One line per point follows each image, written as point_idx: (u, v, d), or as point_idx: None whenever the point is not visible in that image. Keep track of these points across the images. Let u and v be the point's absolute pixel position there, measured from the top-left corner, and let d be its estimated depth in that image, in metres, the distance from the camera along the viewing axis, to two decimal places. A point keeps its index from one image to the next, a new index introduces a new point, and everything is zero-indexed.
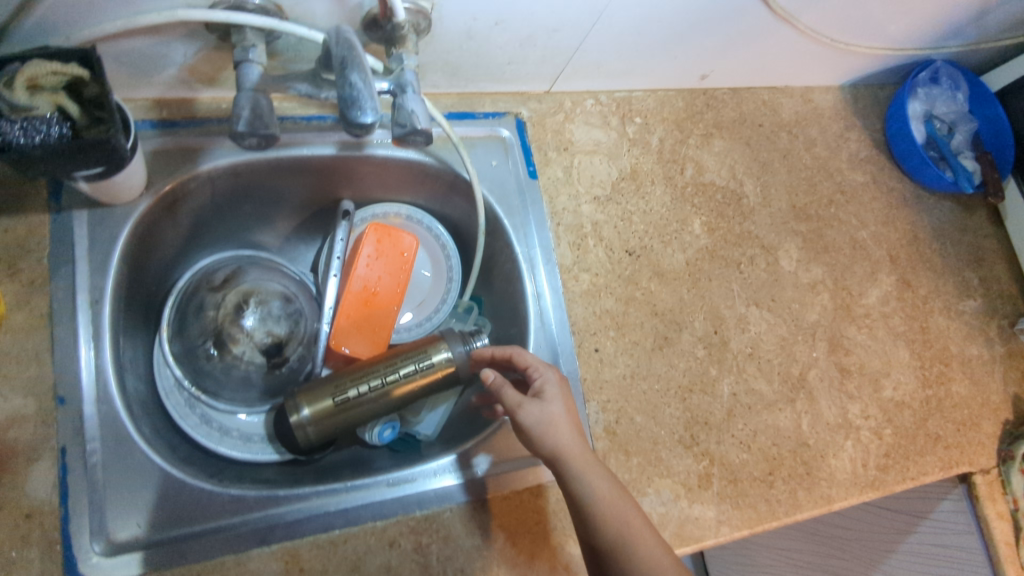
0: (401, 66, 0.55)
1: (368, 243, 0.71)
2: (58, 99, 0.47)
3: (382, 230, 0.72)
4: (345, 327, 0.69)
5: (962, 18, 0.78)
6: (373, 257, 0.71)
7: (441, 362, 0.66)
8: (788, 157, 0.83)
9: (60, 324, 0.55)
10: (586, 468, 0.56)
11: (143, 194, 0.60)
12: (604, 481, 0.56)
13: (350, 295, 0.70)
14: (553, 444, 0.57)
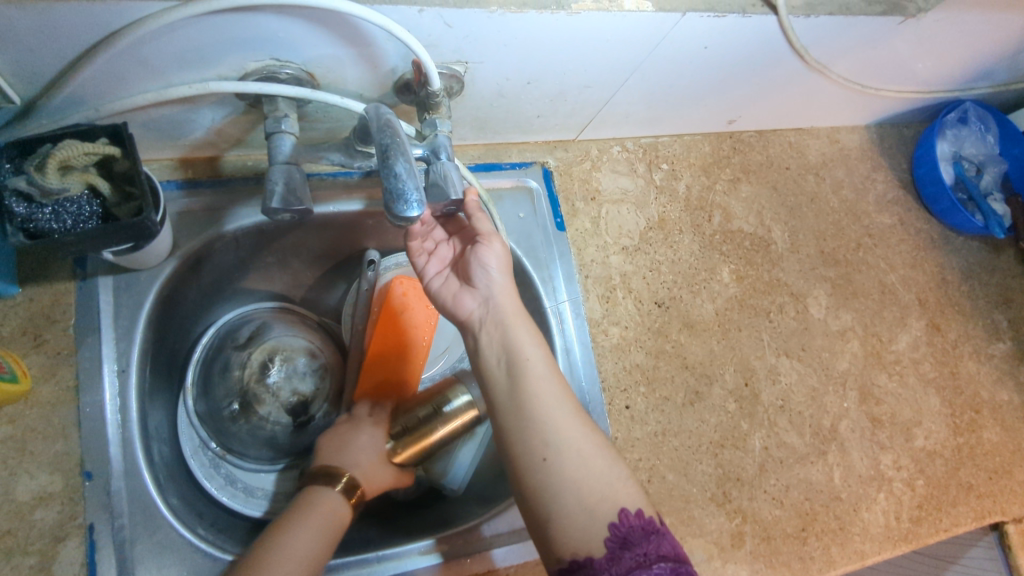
0: (435, 131, 0.54)
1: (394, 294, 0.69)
2: (89, 178, 0.46)
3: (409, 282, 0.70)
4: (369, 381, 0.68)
5: (992, 62, 0.77)
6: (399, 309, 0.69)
7: (461, 404, 0.64)
8: (815, 201, 0.82)
9: (87, 394, 0.54)
10: (556, 397, 0.52)
11: (169, 257, 0.59)
12: (574, 419, 0.52)
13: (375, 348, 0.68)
14: (519, 364, 0.52)
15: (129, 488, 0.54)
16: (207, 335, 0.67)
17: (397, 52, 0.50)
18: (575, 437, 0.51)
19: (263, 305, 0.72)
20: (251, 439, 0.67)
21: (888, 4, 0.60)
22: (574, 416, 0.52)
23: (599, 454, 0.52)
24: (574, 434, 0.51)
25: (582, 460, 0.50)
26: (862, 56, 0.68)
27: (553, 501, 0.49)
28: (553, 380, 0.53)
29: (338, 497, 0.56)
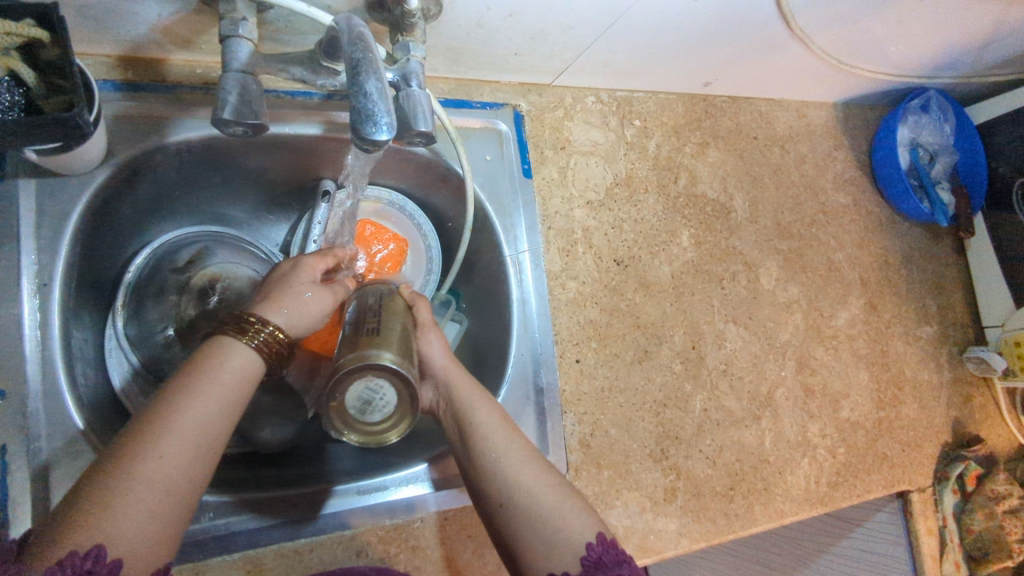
0: (407, 56, 0.50)
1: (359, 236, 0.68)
2: (11, 63, 0.41)
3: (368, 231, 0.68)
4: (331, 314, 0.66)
5: (960, 53, 0.79)
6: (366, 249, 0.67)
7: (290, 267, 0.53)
8: (778, 173, 0.82)
9: (2, 307, 0.49)
10: (495, 437, 0.51)
11: (101, 165, 0.54)
12: (520, 451, 0.51)
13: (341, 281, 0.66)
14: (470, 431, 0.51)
15: (48, 409, 0.50)
16: (143, 255, 0.61)
17: None
18: (519, 468, 0.50)
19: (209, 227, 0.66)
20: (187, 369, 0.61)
21: None
22: (514, 447, 0.51)
23: (547, 478, 0.50)
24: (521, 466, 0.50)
25: (533, 488, 0.49)
26: (843, 30, 0.67)
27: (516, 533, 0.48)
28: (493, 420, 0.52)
29: (250, 353, 0.44)
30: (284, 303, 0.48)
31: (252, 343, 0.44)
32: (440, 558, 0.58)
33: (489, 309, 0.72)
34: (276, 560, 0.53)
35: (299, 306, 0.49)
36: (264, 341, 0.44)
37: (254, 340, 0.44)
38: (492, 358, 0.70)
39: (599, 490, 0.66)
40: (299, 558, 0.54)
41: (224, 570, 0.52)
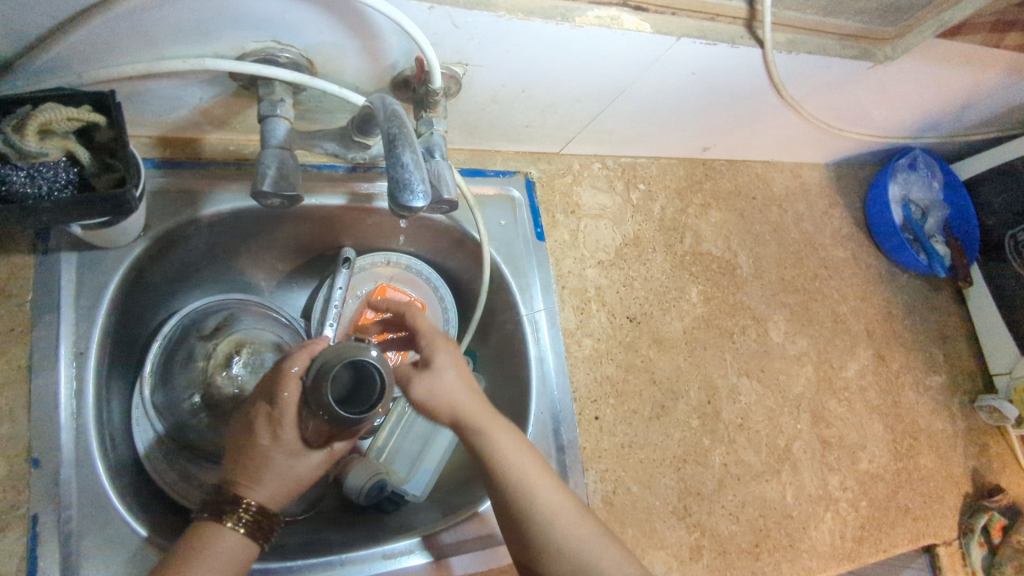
0: (431, 130, 0.54)
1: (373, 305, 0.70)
2: (69, 144, 0.43)
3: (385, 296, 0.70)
4: None
5: (941, 115, 0.84)
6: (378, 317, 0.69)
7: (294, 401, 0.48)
8: (778, 231, 0.86)
9: (41, 376, 0.51)
10: (532, 480, 0.50)
11: (138, 238, 0.56)
12: (554, 493, 0.50)
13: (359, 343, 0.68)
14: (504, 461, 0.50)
15: (79, 478, 0.50)
16: (170, 322, 0.63)
17: (401, 47, 0.50)
18: (554, 511, 0.49)
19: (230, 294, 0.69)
20: (209, 431, 0.63)
21: (859, 50, 0.64)
22: (548, 487, 0.50)
23: (578, 518, 0.50)
24: (556, 510, 0.49)
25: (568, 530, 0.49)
26: (831, 97, 0.72)
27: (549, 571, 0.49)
28: (528, 462, 0.51)
29: (236, 538, 0.45)
30: (267, 483, 0.48)
31: (236, 528, 0.45)
32: None
33: (506, 369, 0.74)
34: None
35: (282, 479, 0.48)
36: (248, 523, 0.46)
37: (238, 525, 0.45)
38: (511, 418, 0.71)
39: None
40: None
41: None
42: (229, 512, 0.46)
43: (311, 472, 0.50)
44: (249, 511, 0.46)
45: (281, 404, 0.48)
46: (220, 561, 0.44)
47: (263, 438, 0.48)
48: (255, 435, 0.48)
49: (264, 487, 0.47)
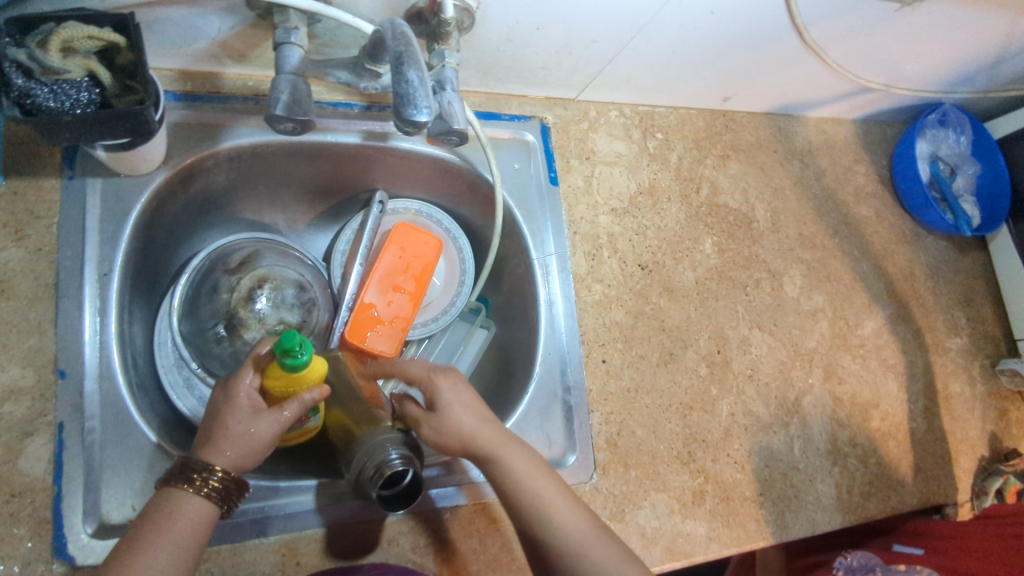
0: (442, 63, 0.54)
1: (395, 237, 0.69)
2: (90, 64, 0.44)
3: (405, 230, 0.69)
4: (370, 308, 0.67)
5: (976, 67, 0.81)
6: (397, 250, 0.69)
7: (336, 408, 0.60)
8: (798, 186, 0.84)
9: (66, 295, 0.53)
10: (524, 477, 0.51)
11: (159, 166, 0.58)
12: (573, 516, 0.50)
13: (378, 273, 0.68)
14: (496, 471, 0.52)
15: (102, 391, 0.53)
16: (198, 256, 0.65)
17: None
18: (551, 508, 0.50)
19: (258, 233, 0.71)
20: (233, 363, 0.65)
21: None
22: (565, 510, 0.50)
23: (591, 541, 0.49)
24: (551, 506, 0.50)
25: (585, 550, 0.49)
26: (857, 43, 0.70)
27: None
28: (521, 463, 0.52)
29: (198, 501, 0.46)
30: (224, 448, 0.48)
31: (199, 493, 0.46)
32: (470, 550, 0.59)
33: (517, 314, 0.75)
34: (311, 545, 0.55)
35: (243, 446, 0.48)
36: (214, 491, 0.46)
37: (200, 490, 0.46)
38: (519, 361, 0.72)
39: (627, 490, 0.66)
40: (332, 543, 0.55)
41: (262, 553, 0.54)
42: (195, 476, 0.46)
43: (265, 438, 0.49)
44: (217, 477, 0.47)
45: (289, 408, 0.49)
46: (182, 524, 0.45)
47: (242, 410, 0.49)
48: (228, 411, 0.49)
49: (223, 453, 0.48)
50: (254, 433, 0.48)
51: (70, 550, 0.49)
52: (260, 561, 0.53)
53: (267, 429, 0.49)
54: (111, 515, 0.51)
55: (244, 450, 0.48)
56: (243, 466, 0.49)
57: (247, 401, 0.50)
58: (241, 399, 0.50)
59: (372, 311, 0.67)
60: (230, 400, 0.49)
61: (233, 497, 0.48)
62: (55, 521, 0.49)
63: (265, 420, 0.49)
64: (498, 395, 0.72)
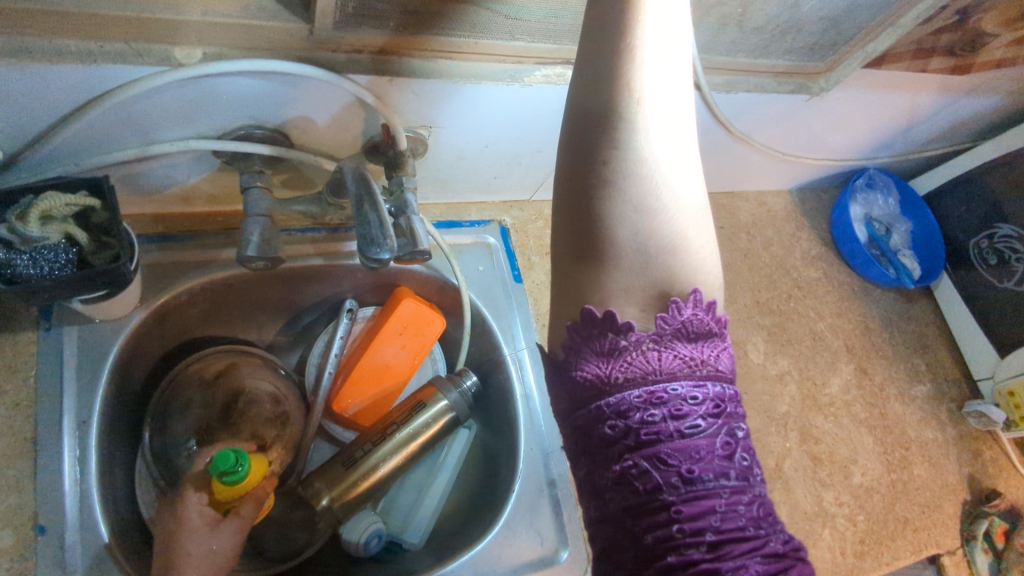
0: (401, 188, 0.58)
1: (392, 327, 0.72)
2: (69, 228, 0.47)
3: (399, 322, 0.72)
4: (356, 391, 0.71)
5: (890, 135, 0.88)
6: (394, 341, 0.72)
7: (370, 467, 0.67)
8: (749, 256, 0.89)
9: (45, 448, 0.53)
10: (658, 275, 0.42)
11: (136, 308, 0.60)
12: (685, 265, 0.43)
13: (368, 363, 0.71)
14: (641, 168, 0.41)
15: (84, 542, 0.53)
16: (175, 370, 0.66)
17: (368, 117, 0.55)
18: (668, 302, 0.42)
19: (234, 344, 0.72)
20: None
21: (795, 85, 0.69)
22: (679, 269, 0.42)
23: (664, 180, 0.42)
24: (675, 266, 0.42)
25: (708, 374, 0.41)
26: (779, 128, 0.77)
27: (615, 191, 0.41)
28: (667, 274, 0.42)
29: None
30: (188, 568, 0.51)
31: None
32: None
33: (496, 410, 0.76)
34: None
35: (208, 559, 0.52)
36: None
37: None
38: (502, 458, 0.73)
39: None
40: None
41: None
42: None
43: (226, 547, 0.53)
44: None
45: (243, 508, 0.55)
46: None
47: (196, 524, 0.53)
48: (181, 524, 0.53)
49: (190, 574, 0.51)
50: (216, 547, 0.53)
51: None
52: None
53: (227, 540, 0.53)
54: None
55: (209, 568, 0.52)
56: None
57: (201, 518, 0.54)
58: (192, 518, 0.53)
59: (361, 396, 0.71)
60: (181, 523, 0.53)
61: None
62: None
63: (224, 532, 0.54)
64: (486, 495, 0.72)
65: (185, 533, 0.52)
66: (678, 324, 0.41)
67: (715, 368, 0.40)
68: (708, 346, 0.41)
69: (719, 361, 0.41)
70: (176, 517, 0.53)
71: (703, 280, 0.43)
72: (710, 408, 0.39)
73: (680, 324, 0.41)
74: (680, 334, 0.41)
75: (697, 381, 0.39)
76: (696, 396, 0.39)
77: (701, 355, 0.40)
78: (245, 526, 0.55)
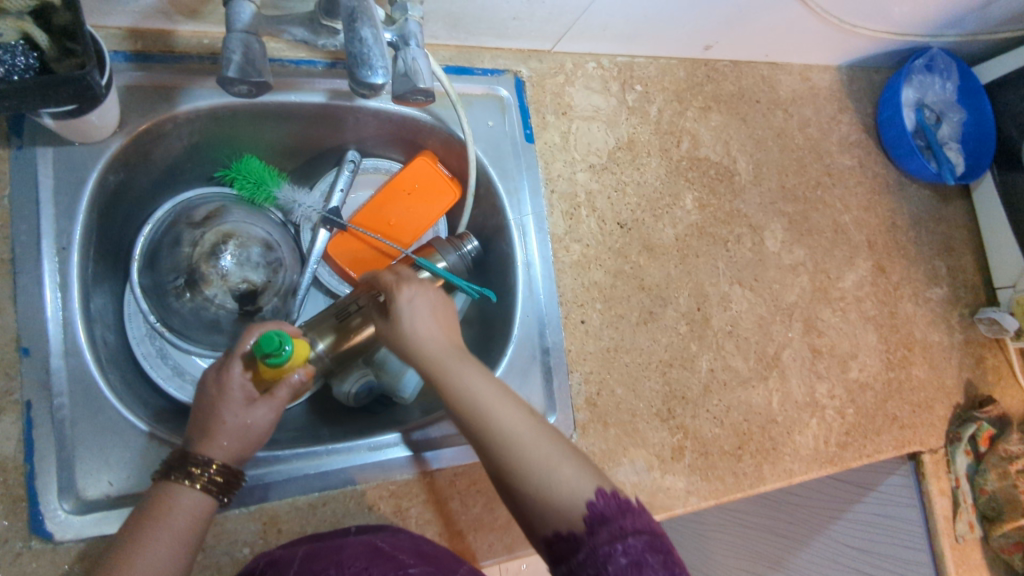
0: (405, 16, 0.51)
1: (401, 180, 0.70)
2: (24, 26, 0.42)
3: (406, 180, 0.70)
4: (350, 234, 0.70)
5: (967, 8, 0.78)
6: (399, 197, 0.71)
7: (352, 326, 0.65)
8: (782, 136, 0.82)
9: (24, 271, 0.51)
10: (533, 460, 0.46)
11: (115, 132, 0.55)
12: (547, 447, 0.47)
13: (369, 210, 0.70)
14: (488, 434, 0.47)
15: (69, 368, 0.52)
16: (163, 208, 0.64)
17: None
18: (554, 482, 0.45)
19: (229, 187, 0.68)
20: (193, 318, 0.64)
21: None
22: (544, 450, 0.47)
23: (516, 399, 0.50)
24: (546, 462, 0.46)
25: (549, 470, 0.46)
26: None
27: (496, 447, 0.47)
28: (535, 446, 0.47)
29: (194, 496, 0.46)
30: (218, 437, 0.48)
31: (197, 488, 0.46)
32: (451, 512, 0.60)
33: (495, 276, 0.74)
34: (291, 513, 0.55)
35: (241, 430, 0.49)
36: (213, 483, 0.47)
37: (199, 485, 0.46)
38: (498, 324, 0.71)
39: (607, 449, 0.66)
40: (313, 510, 0.56)
41: (242, 523, 0.54)
42: (190, 471, 0.46)
43: (261, 422, 0.50)
44: (214, 469, 0.47)
45: (281, 386, 0.51)
46: (181, 519, 0.45)
47: (236, 394, 0.50)
48: (220, 391, 0.50)
49: (218, 443, 0.48)
50: (253, 423, 0.50)
51: (49, 526, 0.49)
52: (241, 531, 0.54)
53: (263, 417, 0.50)
54: (88, 491, 0.51)
55: (241, 440, 0.49)
56: (242, 454, 0.49)
57: (241, 392, 0.50)
58: (234, 390, 0.50)
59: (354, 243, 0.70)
60: (223, 392, 0.49)
61: (233, 488, 0.48)
62: (30, 500, 0.49)
63: (262, 409, 0.50)
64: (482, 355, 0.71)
65: (222, 397, 0.49)
66: (601, 509, 0.44)
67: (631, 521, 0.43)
68: (627, 516, 0.44)
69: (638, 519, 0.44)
70: (218, 382, 0.50)
71: (574, 479, 0.46)
72: (637, 569, 0.40)
73: (603, 514, 0.44)
74: (607, 516, 0.44)
75: (621, 536, 0.42)
76: (624, 550, 0.41)
77: (624, 521, 0.43)
78: (280, 407, 0.51)
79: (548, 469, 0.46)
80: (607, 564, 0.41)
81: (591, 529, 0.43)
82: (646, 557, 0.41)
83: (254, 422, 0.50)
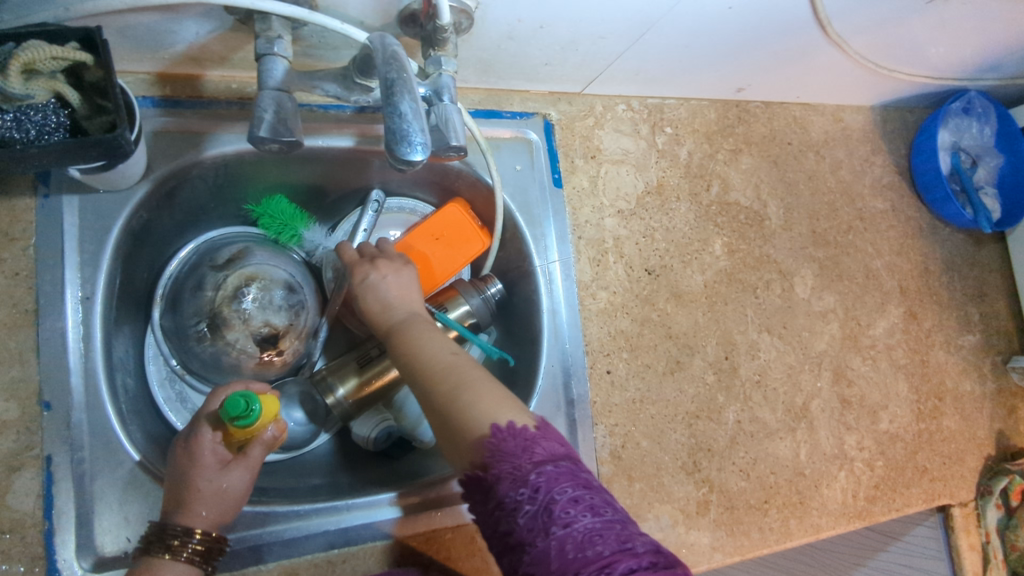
0: (439, 70, 0.50)
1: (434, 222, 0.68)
2: (56, 86, 0.41)
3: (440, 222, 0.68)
4: None
5: (1008, 53, 0.76)
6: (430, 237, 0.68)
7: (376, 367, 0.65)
8: (813, 179, 0.81)
9: (47, 323, 0.51)
10: (462, 400, 0.47)
11: (141, 180, 0.55)
12: (475, 385, 0.48)
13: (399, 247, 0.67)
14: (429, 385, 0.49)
15: (90, 421, 0.51)
16: (187, 249, 0.64)
17: None
18: (478, 414, 0.46)
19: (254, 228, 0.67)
20: (214, 363, 0.62)
21: None
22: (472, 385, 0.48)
23: (455, 351, 0.51)
24: (471, 402, 0.47)
25: (471, 403, 0.47)
26: (882, 34, 0.66)
27: (426, 395, 0.49)
28: (465, 384, 0.48)
29: (181, 566, 0.46)
30: (195, 505, 0.48)
31: (181, 559, 0.46)
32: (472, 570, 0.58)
33: (519, 320, 0.72)
34: (311, 570, 0.55)
35: (217, 494, 0.49)
36: (195, 552, 0.47)
37: (182, 556, 0.46)
38: (521, 370, 0.70)
39: (631, 503, 0.65)
40: (331, 568, 0.55)
41: None
42: (172, 544, 0.46)
43: (237, 484, 0.50)
44: (196, 539, 0.47)
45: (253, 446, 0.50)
46: None
47: (206, 459, 0.49)
48: (191, 460, 0.49)
49: (197, 511, 0.48)
50: (228, 486, 0.49)
51: None
52: None
53: (238, 478, 0.50)
54: (106, 548, 0.50)
55: (220, 505, 0.49)
56: (222, 518, 0.49)
57: (214, 456, 0.50)
58: (205, 456, 0.50)
59: None
60: (194, 459, 0.49)
61: (218, 553, 0.48)
62: (48, 557, 0.48)
63: (235, 471, 0.50)
64: None
65: (192, 465, 0.49)
66: (498, 446, 0.44)
67: (535, 460, 0.44)
68: (525, 449, 0.44)
69: (542, 451, 0.44)
70: (189, 449, 0.50)
71: (493, 412, 0.46)
72: (548, 514, 0.41)
73: (503, 453, 0.44)
74: (507, 453, 0.44)
75: (526, 478, 0.42)
76: (531, 494, 0.42)
77: (522, 458, 0.44)
78: (256, 465, 0.51)
79: (469, 406, 0.47)
80: (517, 514, 0.41)
81: (495, 464, 0.43)
82: (553, 497, 0.41)
83: (229, 484, 0.49)
